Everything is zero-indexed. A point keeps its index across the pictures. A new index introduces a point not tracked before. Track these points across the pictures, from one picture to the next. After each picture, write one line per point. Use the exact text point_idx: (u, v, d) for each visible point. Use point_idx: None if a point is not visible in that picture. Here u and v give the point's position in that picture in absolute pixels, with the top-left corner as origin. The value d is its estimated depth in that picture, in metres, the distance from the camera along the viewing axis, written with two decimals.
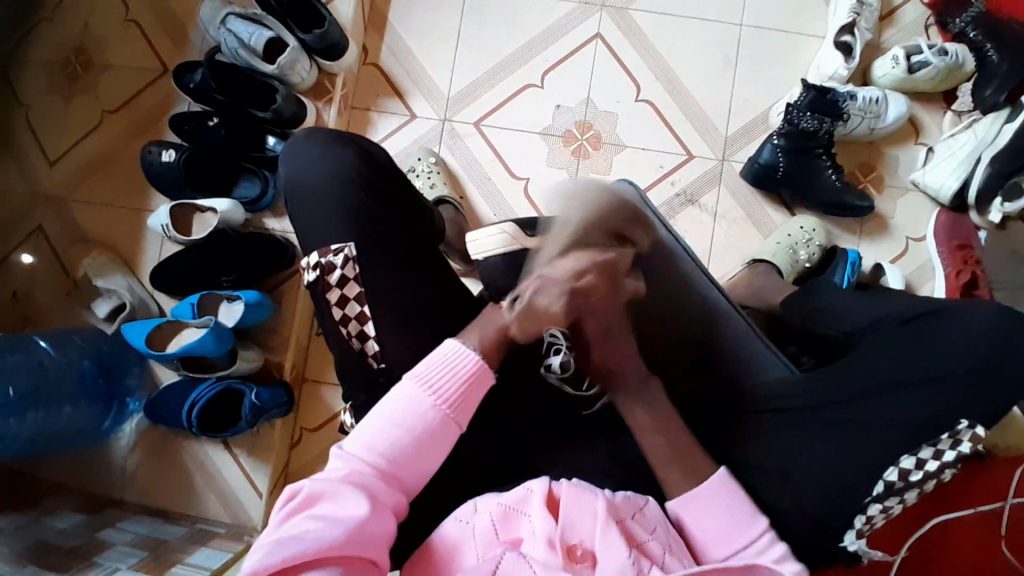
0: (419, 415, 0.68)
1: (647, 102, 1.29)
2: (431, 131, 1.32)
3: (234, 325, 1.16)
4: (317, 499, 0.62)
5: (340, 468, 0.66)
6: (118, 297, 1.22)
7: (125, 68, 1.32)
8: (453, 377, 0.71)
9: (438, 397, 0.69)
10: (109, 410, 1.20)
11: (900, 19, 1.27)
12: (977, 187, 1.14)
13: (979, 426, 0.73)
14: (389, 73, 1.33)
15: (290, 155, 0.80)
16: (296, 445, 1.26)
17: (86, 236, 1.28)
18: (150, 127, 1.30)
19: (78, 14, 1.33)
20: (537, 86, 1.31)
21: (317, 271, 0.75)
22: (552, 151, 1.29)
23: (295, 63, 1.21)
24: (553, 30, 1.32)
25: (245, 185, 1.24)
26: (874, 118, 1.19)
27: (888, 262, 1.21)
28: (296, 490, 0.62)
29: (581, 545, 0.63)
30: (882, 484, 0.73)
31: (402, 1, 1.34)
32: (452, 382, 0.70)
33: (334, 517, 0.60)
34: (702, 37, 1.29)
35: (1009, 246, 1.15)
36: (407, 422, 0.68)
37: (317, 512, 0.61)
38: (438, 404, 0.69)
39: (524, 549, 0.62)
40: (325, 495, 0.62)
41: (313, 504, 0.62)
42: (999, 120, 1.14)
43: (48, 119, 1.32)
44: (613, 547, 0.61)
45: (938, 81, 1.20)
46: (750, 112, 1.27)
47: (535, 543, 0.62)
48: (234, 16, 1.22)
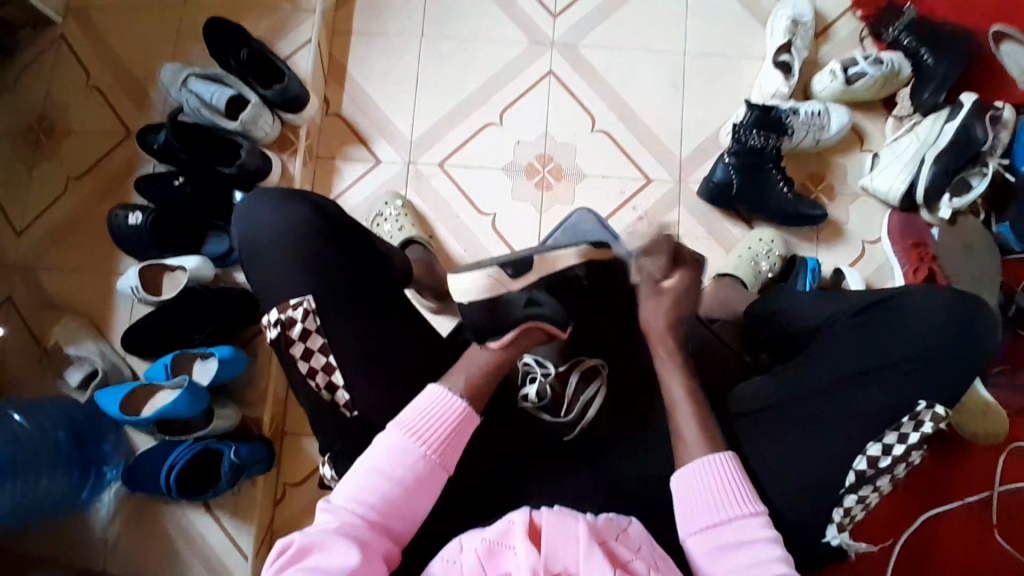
0: (407, 465, 0.68)
1: (603, 131, 1.34)
2: (396, 173, 1.34)
3: (210, 382, 1.16)
4: (308, 551, 0.63)
5: (330, 521, 0.66)
6: (89, 363, 1.20)
7: (87, 135, 1.33)
8: (440, 425, 0.71)
9: (426, 445, 0.70)
10: (86, 479, 1.17)
11: (834, 36, 1.34)
12: (925, 186, 1.21)
13: (937, 405, 0.76)
14: (352, 121, 1.36)
15: (245, 212, 0.81)
16: (281, 501, 1.24)
17: (54, 303, 1.27)
18: (115, 190, 1.31)
19: (38, 84, 1.35)
20: (497, 123, 1.35)
21: (278, 327, 0.75)
22: (517, 184, 1.33)
23: (258, 118, 1.24)
24: (508, 70, 1.37)
25: (213, 242, 1.24)
26: (819, 130, 1.25)
27: (848, 266, 1.26)
28: (287, 544, 0.64)
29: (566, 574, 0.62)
30: (853, 473, 0.75)
31: (360, 52, 1.39)
32: (437, 428, 0.71)
33: (325, 569, 0.62)
34: (650, 66, 1.35)
35: (960, 241, 1.21)
36: (397, 472, 0.68)
37: (308, 566, 0.62)
38: (426, 453, 0.70)
39: None
40: (316, 547, 0.63)
41: (305, 557, 0.63)
42: (939, 120, 1.21)
43: (12, 189, 1.32)
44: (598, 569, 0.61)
45: (877, 88, 1.27)
46: (701, 134, 1.33)
47: None
48: (195, 77, 1.25)
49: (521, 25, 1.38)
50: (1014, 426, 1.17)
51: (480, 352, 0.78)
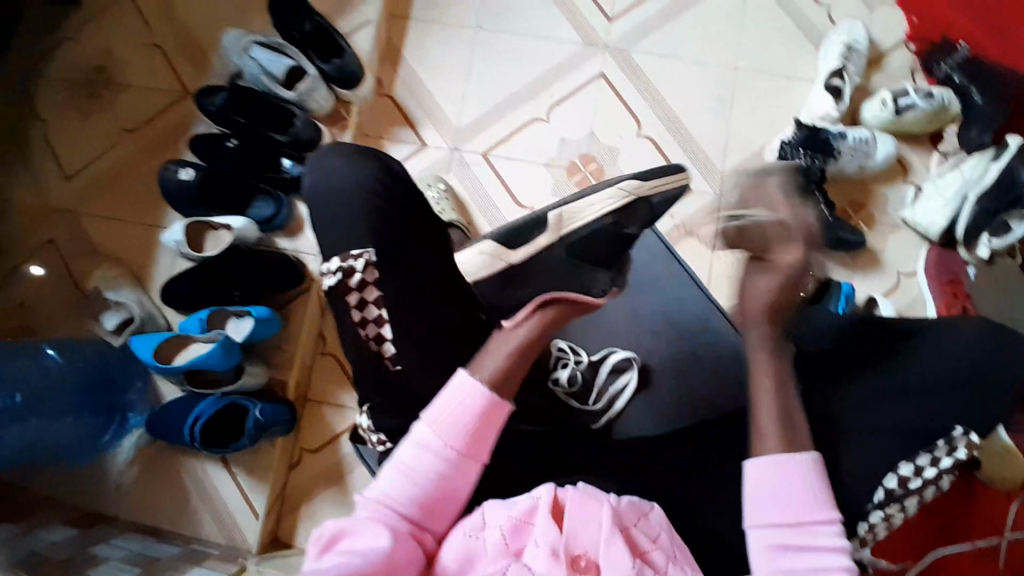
0: (434, 454, 0.68)
1: (647, 137, 1.35)
2: (440, 159, 1.37)
3: (244, 339, 1.19)
4: (341, 537, 0.64)
5: (368, 508, 0.68)
6: (127, 309, 1.24)
7: (147, 90, 1.37)
8: (465, 413, 0.70)
9: (452, 434, 0.69)
10: (110, 422, 1.19)
11: (887, 66, 1.35)
12: (966, 223, 1.20)
13: (973, 433, 0.77)
14: (402, 103, 1.39)
15: (315, 164, 0.84)
16: (296, 465, 1.27)
17: (98, 250, 1.31)
18: (168, 146, 1.35)
19: (104, 37, 1.39)
20: (543, 120, 1.37)
21: (338, 274, 0.79)
22: (557, 181, 1.34)
23: (314, 90, 1.28)
24: (559, 68, 1.39)
25: (259, 205, 1.27)
26: (864, 157, 1.26)
27: (881, 295, 1.26)
28: (325, 530, 0.64)
29: (585, 555, 0.64)
30: (883, 490, 0.76)
31: (416, 38, 1.42)
32: (462, 423, 0.69)
33: (358, 551, 0.62)
34: (700, 78, 1.37)
35: (995, 280, 1.20)
36: (426, 460, 0.68)
37: (341, 549, 0.62)
38: (451, 441, 0.69)
39: (528, 559, 0.63)
40: (349, 532, 0.64)
41: (338, 542, 0.63)
42: (984, 160, 1.21)
43: (67, 135, 1.36)
44: (616, 556, 0.62)
45: (925, 121, 1.27)
46: (746, 149, 1.34)
47: (538, 552, 0.63)
48: (257, 45, 1.28)
49: (576, 26, 1.40)
50: None
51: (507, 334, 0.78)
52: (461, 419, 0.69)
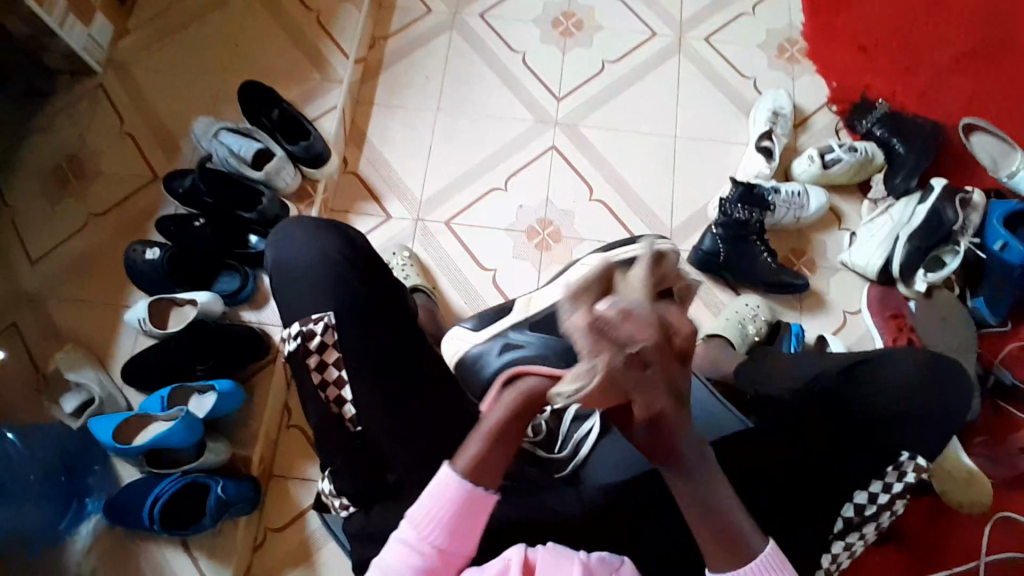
0: (418, 553, 0.63)
1: (600, 200, 1.44)
2: (405, 229, 1.42)
3: (206, 415, 1.17)
4: None
5: None
6: (87, 391, 1.22)
7: (117, 175, 1.42)
8: (445, 505, 0.63)
9: (435, 526, 0.63)
10: (66, 510, 1.13)
11: (811, 127, 1.49)
12: (901, 261, 1.30)
13: (920, 457, 0.81)
14: (367, 179, 1.46)
15: (275, 240, 0.90)
16: (260, 547, 1.21)
17: (59, 332, 1.29)
18: (136, 228, 1.37)
19: (73, 127, 1.45)
20: (502, 188, 1.45)
21: (297, 339, 0.81)
22: (517, 244, 1.41)
23: (281, 169, 1.33)
24: (514, 142, 1.49)
25: (225, 280, 1.29)
26: (799, 209, 1.36)
27: (831, 333, 1.32)
28: None
29: None
30: (842, 521, 0.79)
31: (380, 120, 1.51)
32: (446, 525, 0.63)
33: None
34: (644, 146, 1.48)
35: (937, 313, 1.28)
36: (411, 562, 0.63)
37: None
38: (435, 536, 0.64)
39: None
40: None
41: None
42: (911, 203, 1.32)
43: (33, 220, 1.38)
44: None
45: (852, 172, 1.39)
46: (690, 208, 1.43)
47: None
48: (225, 130, 1.35)
49: (528, 104, 1.52)
50: (1000, 498, 1.19)
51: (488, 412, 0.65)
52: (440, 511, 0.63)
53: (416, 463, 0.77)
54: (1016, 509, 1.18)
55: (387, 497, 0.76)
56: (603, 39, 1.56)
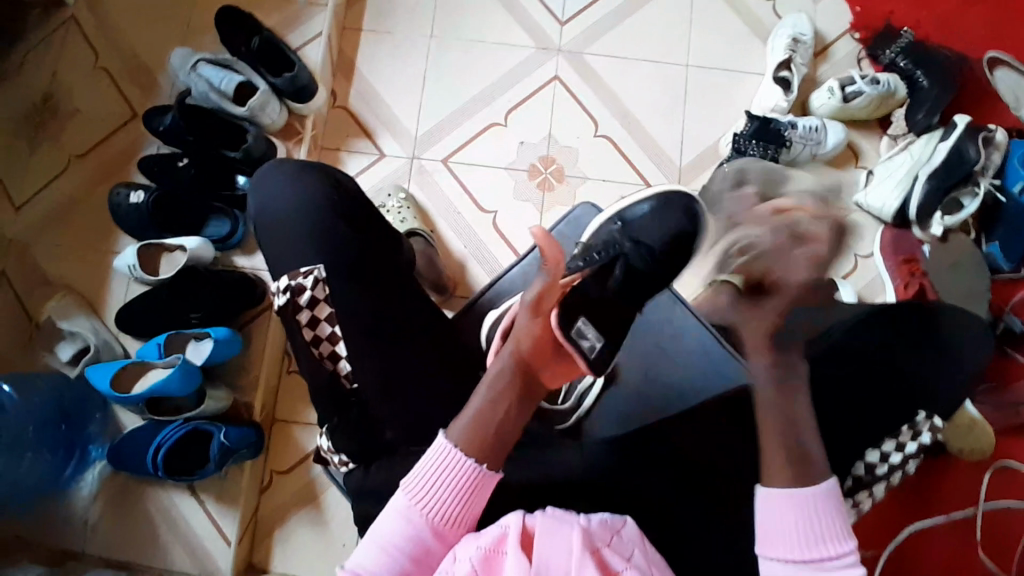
0: (410, 529, 0.63)
1: (605, 137, 1.36)
2: (400, 169, 1.36)
3: (203, 362, 1.16)
4: None
5: None
6: (82, 340, 1.20)
7: (94, 114, 1.33)
8: (448, 486, 0.64)
9: (430, 510, 0.64)
10: (70, 458, 1.14)
11: (833, 56, 1.39)
12: (918, 202, 1.24)
13: (936, 417, 0.81)
14: (359, 115, 1.38)
15: (260, 184, 0.84)
16: (266, 489, 1.23)
17: (49, 279, 1.26)
18: (118, 170, 1.31)
19: (42, 59, 1.36)
20: (501, 124, 1.37)
21: (286, 294, 0.77)
22: (518, 185, 1.34)
23: (265, 105, 1.25)
24: (515, 73, 1.39)
25: (214, 224, 1.24)
26: (816, 145, 1.29)
27: (839, 278, 1.29)
28: None
29: None
30: (850, 478, 0.78)
31: (370, 49, 1.41)
32: (445, 498, 0.64)
33: None
34: (653, 76, 1.39)
35: (951, 259, 1.24)
36: (399, 540, 0.62)
37: None
38: (430, 517, 0.63)
39: None
40: None
41: None
42: (933, 140, 1.25)
43: (12, 163, 1.31)
44: None
45: (871, 109, 1.31)
46: (700, 145, 1.36)
47: None
48: (204, 62, 1.26)
49: (529, 30, 1.41)
50: (1001, 442, 1.19)
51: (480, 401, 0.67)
52: (440, 495, 0.64)
53: (414, 424, 0.76)
54: (1016, 455, 1.18)
55: (386, 456, 0.75)
56: None
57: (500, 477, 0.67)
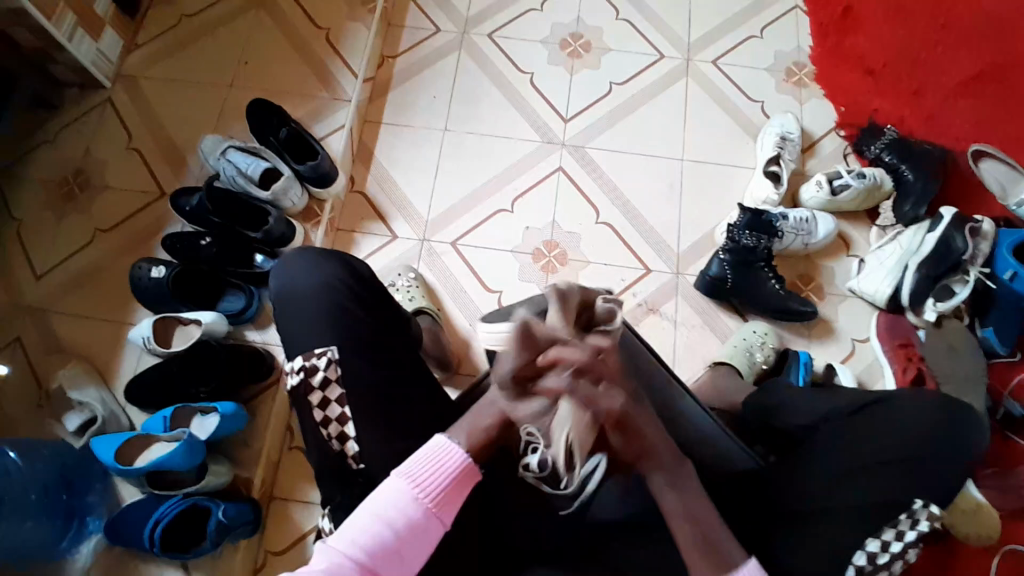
0: (401, 509, 0.71)
1: (606, 223, 1.43)
2: (411, 249, 1.42)
3: (208, 437, 1.16)
4: None
5: (320, 564, 0.66)
6: (90, 409, 1.21)
7: (122, 191, 1.42)
8: (440, 473, 0.73)
9: (420, 490, 0.72)
10: (68, 528, 1.12)
11: (819, 151, 1.48)
12: (909, 291, 1.30)
13: (932, 505, 0.79)
14: (374, 199, 1.46)
15: (281, 268, 0.89)
16: (260, 570, 1.20)
17: (62, 348, 1.29)
18: (141, 245, 1.37)
19: (80, 140, 1.46)
20: (508, 210, 1.45)
21: (300, 373, 0.80)
22: (523, 266, 1.40)
23: (288, 189, 1.33)
24: (522, 163, 1.49)
25: (229, 299, 1.29)
26: (807, 235, 1.36)
27: (839, 363, 1.32)
28: None
29: None
30: (853, 568, 0.76)
31: (388, 139, 1.51)
32: (436, 483, 0.73)
33: None
34: (650, 168, 1.48)
35: (945, 343, 1.27)
36: (388, 517, 0.70)
37: None
38: (420, 498, 0.72)
39: None
40: None
41: None
42: (920, 231, 1.31)
43: (40, 234, 1.38)
44: None
45: (860, 201, 1.39)
46: (697, 232, 1.43)
47: None
48: (233, 148, 1.36)
49: (535, 126, 1.52)
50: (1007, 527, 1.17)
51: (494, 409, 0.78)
52: (434, 478, 0.73)
53: None
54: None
55: None
56: (610, 61, 1.57)
57: (479, 478, 0.77)
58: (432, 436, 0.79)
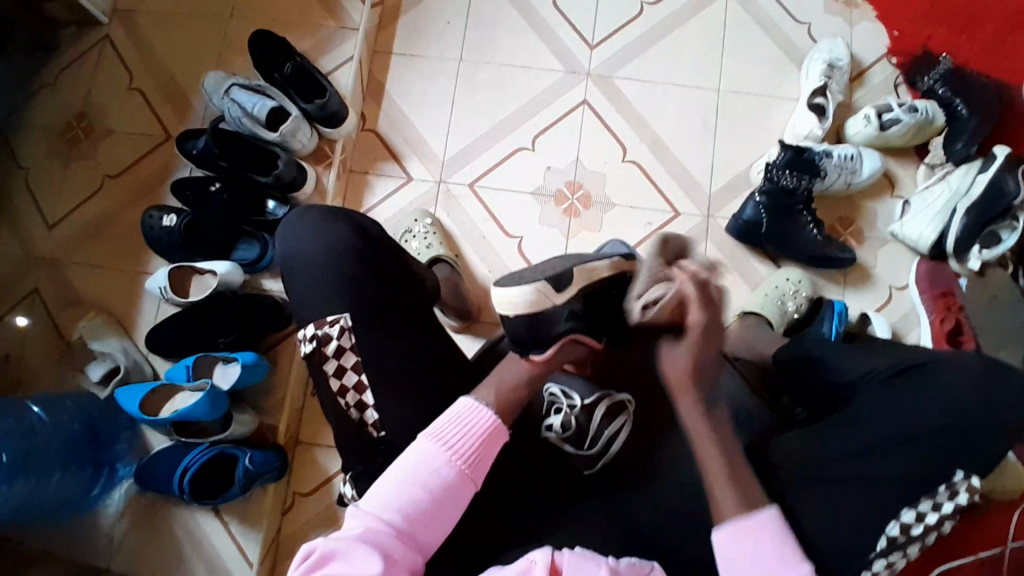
0: (434, 472, 0.71)
1: (633, 162, 1.35)
2: (426, 193, 1.36)
3: (230, 387, 1.16)
4: (330, 558, 0.65)
5: (356, 526, 0.68)
6: (112, 359, 1.22)
7: (126, 134, 1.36)
8: (469, 435, 0.74)
9: (451, 453, 0.72)
10: (98, 476, 1.17)
11: (869, 80, 1.35)
12: (955, 237, 1.20)
13: (974, 476, 0.75)
14: (387, 138, 1.38)
15: (290, 228, 0.85)
16: (289, 508, 1.23)
17: (82, 299, 1.29)
18: (150, 192, 1.33)
19: (79, 80, 1.39)
20: (528, 148, 1.36)
21: (313, 343, 0.79)
22: (544, 210, 1.34)
23: (296, 131, 1.26)
24: (543, 97, 1.39)
25: (243, 248, 1.26)
26: (851, 174, 1.26)
27: (874, 311, 1.26)
28: (311, 549, 0.66)
29: None
30: (884, 538, 0.74)
31: (398, 72, 1.41)
32: (467, 444, 0.73)
33: None
34: (682, 101, 1.37)
35: (986, 294, 1.20)
36: (421, 480, 0.70)
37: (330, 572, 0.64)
38: (452, 461, 0.72)
39: None
40: (338, 554, 0.66)
41: (327, 563, 0.65)
42: (971, 171, 1.20)
43: (47, 182, 1.34)
44: None
45: (909, 136, 1.27)
46: (730, 171, 1.33)
47: None
48: (237, 87, 1.27)
49: (558, 54, 1.40)
50: None
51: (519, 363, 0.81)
52: (463, 440, 0.73)
53: None
54: None
55: None
56: None
57: (509, 436, 0.77)
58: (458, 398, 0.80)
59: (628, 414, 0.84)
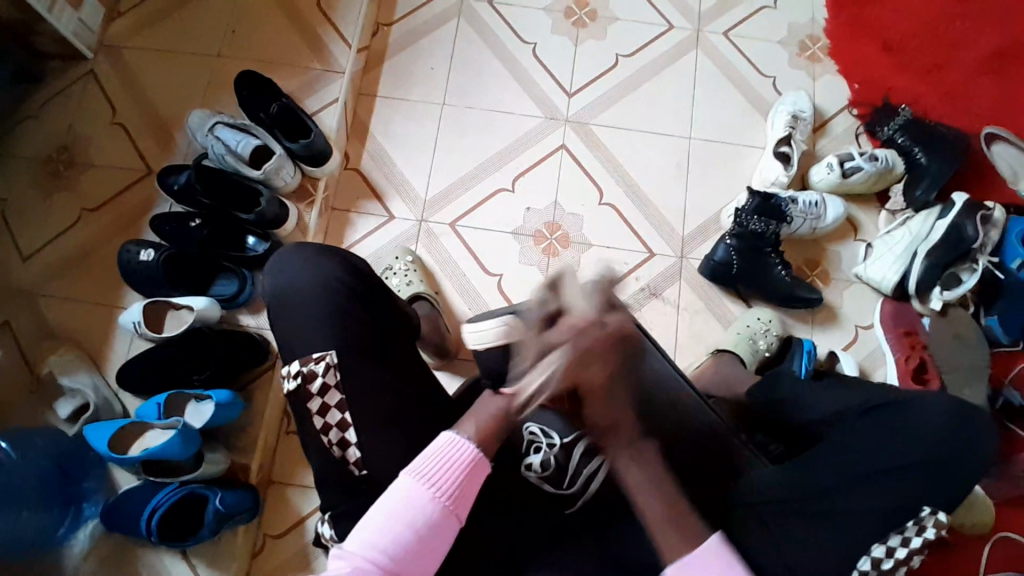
0: (419, 508, 0.70)
1: (610, 204, 1.39)
2: (408, 231, 1.38)
3: (203, 425, 1.14)
4: None
5: (343, 566, 0.67)
6: (82, 395, 1.19)
7: (107, 168, 1.36)
8: (452, 469, 0.74)
9: (436, 489, 0.72)
10: (65, 515, 1.11)
11: (832, 130, 1.43)
12: (917, 278, 1.27)
13: (940, 512, 0.77)
14: (370, 176, 1.41)
15: (276, 267, 0.87)
16: (259, 552, 1.20)
17: (53, 333, 1.26)
18: (130, 226, 1.33)
19: (62, 114, 1.39)
20: (509, 189, 1.40)
21: (298, 379, 0.79)
22: (524, 249, 1.36)
23: (280, 169, 1.28)
24: (522, 141, 1.43)
25: (222, 282, 1.25)
26: (815, 219, 1.32)
27: (842, 350, 1.30)
28: None
29: None
30: (857, 573, 0.76)
31: (383, 114, 1.45)
32: (452, 477, 0.73)
33: None
34: (657, 146, 1.43)
35: (951, 332, 1.25)
36: (406, 516, 0.70)
37: None
38: (437, 497, 0.71)
39: None
40: None
41: None
42: (930, 217, 1.27)
43: (23, 214, 1.33)
44: None
45: (871, 183, 1.35)
46: (703, 215, 1.39)
47: None
48: (222, 125, 1.31)
49: (538, 100, 1.46)
50: (1000, 515, 1.18)
51: (493, 398, 0.82)
52: (447, 474, 0.73)
53: None
54: (1013, 528, 1.17)
55: None
56: (618, 32, 1.49)
57: (490, 469, 0.77)
58: (437, 433, 0.80)
59: (607, 453, 0.83)
